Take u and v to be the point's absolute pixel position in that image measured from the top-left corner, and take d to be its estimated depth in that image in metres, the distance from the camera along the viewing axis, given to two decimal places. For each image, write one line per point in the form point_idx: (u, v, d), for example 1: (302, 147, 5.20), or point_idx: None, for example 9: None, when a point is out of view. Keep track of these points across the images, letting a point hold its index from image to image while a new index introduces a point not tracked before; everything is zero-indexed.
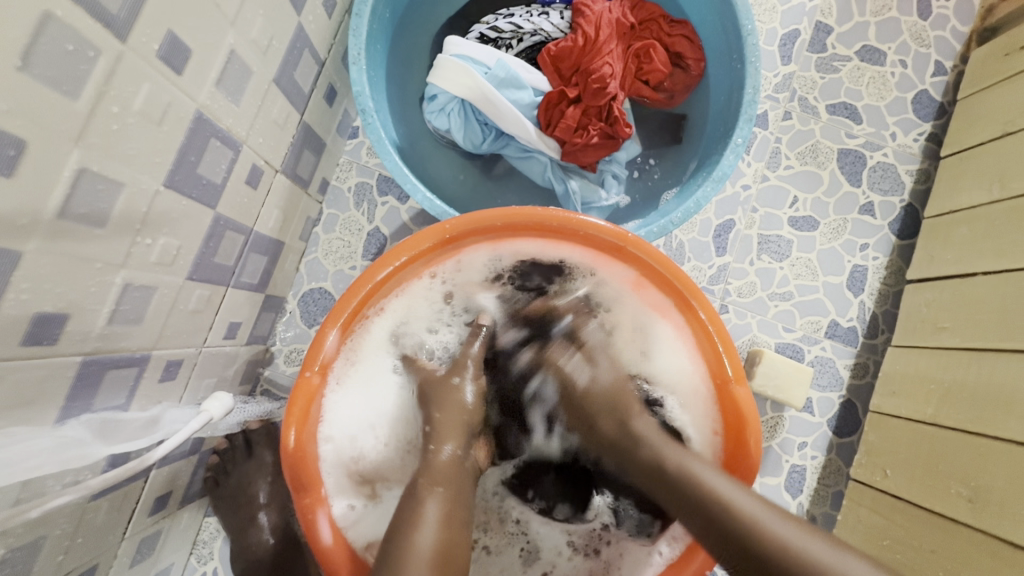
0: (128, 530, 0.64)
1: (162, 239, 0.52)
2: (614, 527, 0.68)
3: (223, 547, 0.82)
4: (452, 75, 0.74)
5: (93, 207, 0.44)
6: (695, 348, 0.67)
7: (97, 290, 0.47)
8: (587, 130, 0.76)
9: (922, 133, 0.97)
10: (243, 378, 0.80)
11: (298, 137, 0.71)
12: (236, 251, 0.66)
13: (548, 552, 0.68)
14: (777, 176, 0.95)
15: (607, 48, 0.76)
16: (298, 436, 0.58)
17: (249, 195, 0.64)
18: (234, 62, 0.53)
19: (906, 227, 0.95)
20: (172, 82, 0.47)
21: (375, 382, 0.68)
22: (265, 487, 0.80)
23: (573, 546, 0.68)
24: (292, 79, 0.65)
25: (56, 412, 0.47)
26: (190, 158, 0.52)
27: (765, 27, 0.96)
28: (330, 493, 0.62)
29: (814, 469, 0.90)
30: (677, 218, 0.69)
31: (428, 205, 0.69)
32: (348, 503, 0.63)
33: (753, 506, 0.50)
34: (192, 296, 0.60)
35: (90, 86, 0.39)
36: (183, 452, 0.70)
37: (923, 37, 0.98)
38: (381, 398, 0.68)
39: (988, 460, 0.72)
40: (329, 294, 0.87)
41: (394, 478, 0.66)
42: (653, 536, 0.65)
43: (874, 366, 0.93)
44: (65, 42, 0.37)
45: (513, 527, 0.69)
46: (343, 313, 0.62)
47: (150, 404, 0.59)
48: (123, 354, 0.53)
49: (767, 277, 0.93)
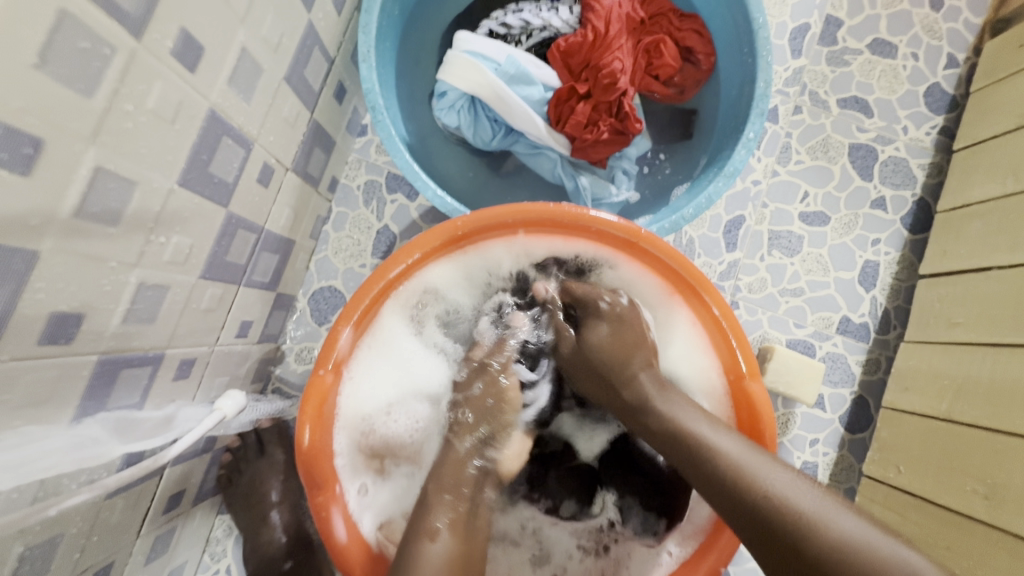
0: (143, 528, 0.64)
1: (174, 238, 0.52)
2: (620, 526, 0.68)
3: (236, 545, 0.82)
4: (461, 72, 0.74)
5: (106, 207, 0.43)
6: (710, 347, 0.66)
7: (111, 289, 0.47)
8: (597, 126, 0.76)
9: (934, 126, 0.96)
10: (255, 376, 0.80)
11: (308, 136, 0.71)
12: (248, 250, 0.66)
13: (560, 555, 0.68)
14: (787, 171, 0.94)
15: (617, 43, 0.76)
16: (312, 435, 0.58)
17: (260, 193, 0.64)
18: (245, 60, 0.53)
19: (918, 222, 0.94)
20: (184, 81, 0.46)
21: (401, 361, 0.69)
22: (277, 485, 0.80)
23: (583, 548, 0.68)
24: (302, 77, 0.65)
25: (72, 411, 0.47)
26: (202, 156, 0.52)
27: (775, 20, 0.95)
28: (343, 484, 0.62)
29: (826, 465, 0.90)
30: (689, 214, 0.68)
31: (438, 202, 0.69)
32: (360, 488, 0.64)
33: (737, 453, 0.52)
34: (205, 295, 0.61)
35: (103, 84, 0.39)
36: (196, 451, 0.70)
37: (935, 30, 0.97)
38: (392, 374, 0.69)
39: (1005, 457, 0.71)
40: (338, 292, 0.87)
41: (404, 457, 0.68)
42: (660, 533, 0.65)
43: (886, 362, 0.92)
44: (79, 40, 0.36)
45: (528, 534, 0.69)
46: (356, 311, 0.61)
47: (165, 402, 0.59)
48: (136, 353, 0.53)
49: (778, 272, 0.92)
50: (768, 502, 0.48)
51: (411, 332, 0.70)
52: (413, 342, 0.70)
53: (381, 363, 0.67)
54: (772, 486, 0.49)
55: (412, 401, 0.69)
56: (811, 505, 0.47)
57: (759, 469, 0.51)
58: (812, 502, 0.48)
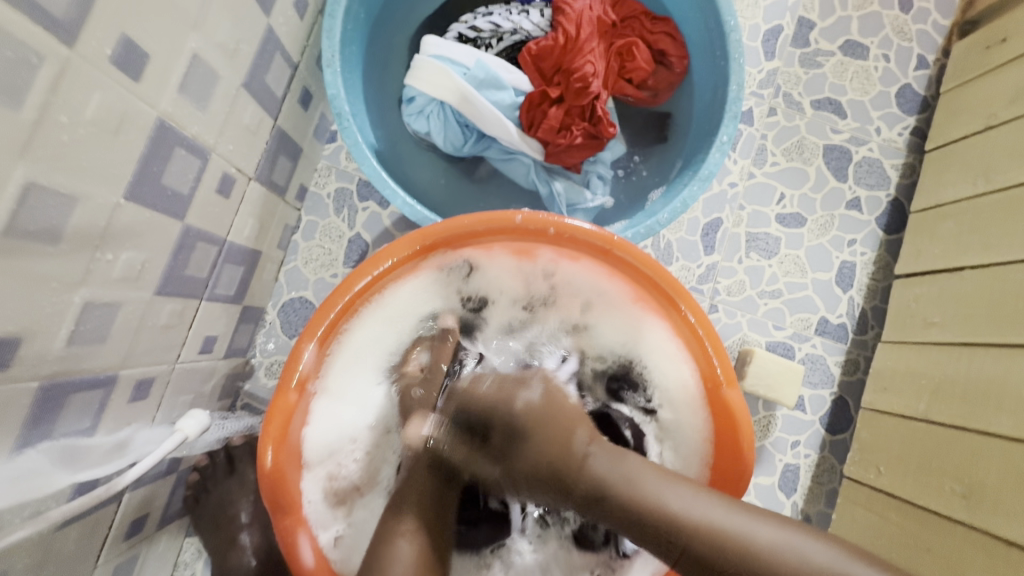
0: (102, 556, 0.61)
1: (125, 254, 0.50)
2: None
3: (206, 568, 0.80)
4: (430, 77, 0.72)
5: (44, 224, 0.41)
6: (683, 351, 0.64)
7: (53, 311, 0.44)
8: (570, 130, 0.74)
9: (906, 127, 0.96)
10: (223, 393, 0.78)
11: (271, 145, 0.69)
12: (209, 263, 0.64)
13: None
14: (763, 173, 0.94)
15: (588, 46, 0.75)
16: (275, 456, 0.56)
17: (221, 205, 0.62)
18: (198, 67, 0.51)
19: (893, 221, 0.95)
20: (129, 89, 0.44)
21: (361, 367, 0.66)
22: (248, 505, 0.76)
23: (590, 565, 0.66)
24: (263, 83, 0.63)
25: (14, 440, 0.45)
26: (153, 168, 0.49)
27: (748, 22, 0.95)
28: (315, 524, 0.60)
29: (807, 467, 0.90)
30: (664, 218, 0.67)
31: (408, 210, 0.66)
32: (334, 532, 0.61)
33: (709, 513, 0.48)
34: (162, 312, 0.58)
35: (33, 95, 0.37)
36: (158, 473, 0.67)
37: (905, 31, 0.97)
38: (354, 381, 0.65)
39: (979, 457, 0.71)
40: (310, 303, 0.85)
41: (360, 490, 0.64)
42: None
43: (864, 362, 0.92)
44: (6, 49, 0.34)
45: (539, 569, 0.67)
46: (321, 325, 0.59)
47: (119, 427, 0.56)
48: (86, 375, 0.50)
49: (756, 274, 0.92)
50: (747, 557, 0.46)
51: (370, 343, 0.66)
52: (377, 345, 0.66)
53: (353, 381, 0.65)
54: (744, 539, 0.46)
55: (344, 405, 0.65)
56: (738, 525, 0.47)
57: (803, 552, 0.46)
58: (742, 521, 0.47)
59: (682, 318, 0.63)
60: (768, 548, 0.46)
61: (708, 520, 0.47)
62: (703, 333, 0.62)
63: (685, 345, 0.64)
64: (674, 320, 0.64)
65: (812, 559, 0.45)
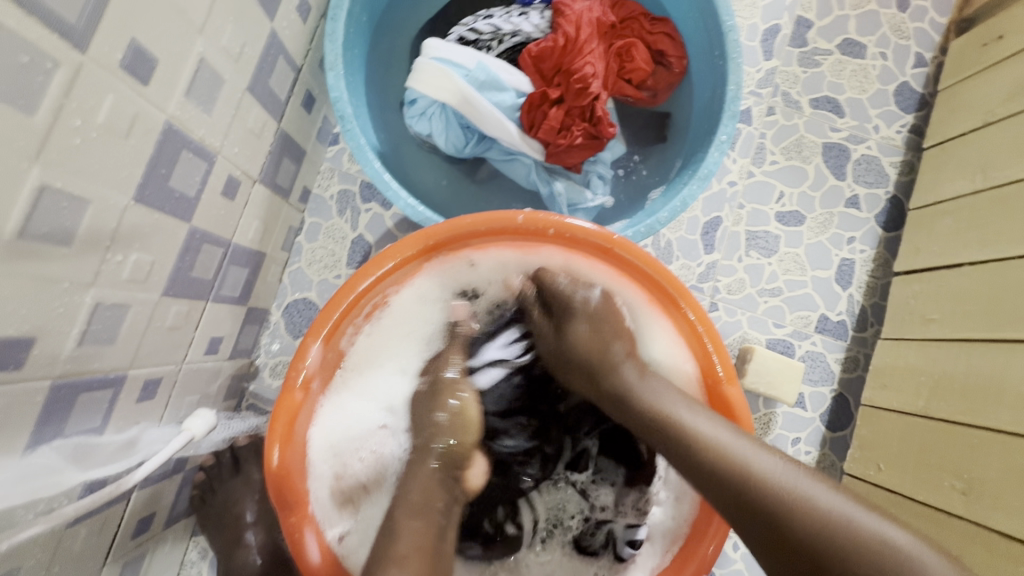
0: (111, 555, 0.62)
1: (133, 255, 0.51)
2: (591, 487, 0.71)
3: (213, 566, 0.80)
4: (431, 79, 0.73)
5: (56, 226, 0.42)
6: (684, 350, 0.65)
7: (64, 312, 0.45)
8: (570, 131, 0.75)
9: (904, 124, 0.97)
10: (228, 393, 0.78)
11: (276, 146, 0.70)
12: (215, 265, 0.65)
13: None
14: (762, 172, 0.95)
15: (588, 47, 0.76)
16: (282, 454, 0.57)
17: (226, 207, 0.63)
18: (204, 71, 0.52)
19: (891, 219, 0.95)
20: (138, 94, 0.45)
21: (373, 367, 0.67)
22: (254, 505, 0.77)
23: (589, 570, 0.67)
24: (267, 86, 0.63)
25: (26, 439, 0.45)
26: (160, 171, 0.50)
27: (747, 22, 0.96)
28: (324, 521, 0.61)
29: (808, 464, 0.90)
30: (664, 217, 0.68)
31: (411, 211, 0.67)
32: (341, 530, 0.62)
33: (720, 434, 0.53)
34: (169, 312, 0.59)
35: (46, 100, 0.38)
36: (166, 472, 0.68)
37: (902, 30, 0.98)
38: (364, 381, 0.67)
39: (978, 453, 0.72)
40: (313, 304, 0.86)
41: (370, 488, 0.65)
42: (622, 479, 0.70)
43: (864, 359, 0.93)
44: (20, 54, 0.35)
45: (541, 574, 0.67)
46: (325, 326, 0.60)
47: (128, 426, 0.57)
48: (95, 376, 0.51)
49: (756, 272, 0.93)
50: (746, 475, 0.50)
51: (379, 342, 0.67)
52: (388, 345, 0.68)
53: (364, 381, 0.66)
54: (747, 461, 0.51)
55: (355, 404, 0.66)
56: (745, 451, 0.52)
57: (802, 484, 0.49)
58: (751, 451, 0.52)
59: (686, 317, 0.64)
60: (766, 474, 0.50)
61: (718, 440, 0.53)
62: (705, 331, 0.63)
63: (689, 344, 0.64)
64: (678, 318, 0.65)
65: (809, 492, 0.48)
